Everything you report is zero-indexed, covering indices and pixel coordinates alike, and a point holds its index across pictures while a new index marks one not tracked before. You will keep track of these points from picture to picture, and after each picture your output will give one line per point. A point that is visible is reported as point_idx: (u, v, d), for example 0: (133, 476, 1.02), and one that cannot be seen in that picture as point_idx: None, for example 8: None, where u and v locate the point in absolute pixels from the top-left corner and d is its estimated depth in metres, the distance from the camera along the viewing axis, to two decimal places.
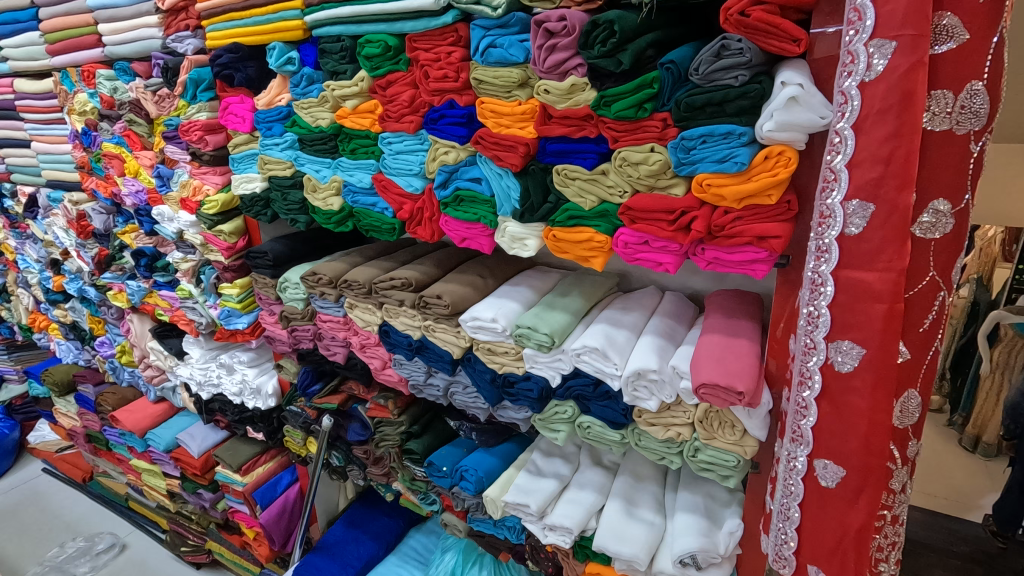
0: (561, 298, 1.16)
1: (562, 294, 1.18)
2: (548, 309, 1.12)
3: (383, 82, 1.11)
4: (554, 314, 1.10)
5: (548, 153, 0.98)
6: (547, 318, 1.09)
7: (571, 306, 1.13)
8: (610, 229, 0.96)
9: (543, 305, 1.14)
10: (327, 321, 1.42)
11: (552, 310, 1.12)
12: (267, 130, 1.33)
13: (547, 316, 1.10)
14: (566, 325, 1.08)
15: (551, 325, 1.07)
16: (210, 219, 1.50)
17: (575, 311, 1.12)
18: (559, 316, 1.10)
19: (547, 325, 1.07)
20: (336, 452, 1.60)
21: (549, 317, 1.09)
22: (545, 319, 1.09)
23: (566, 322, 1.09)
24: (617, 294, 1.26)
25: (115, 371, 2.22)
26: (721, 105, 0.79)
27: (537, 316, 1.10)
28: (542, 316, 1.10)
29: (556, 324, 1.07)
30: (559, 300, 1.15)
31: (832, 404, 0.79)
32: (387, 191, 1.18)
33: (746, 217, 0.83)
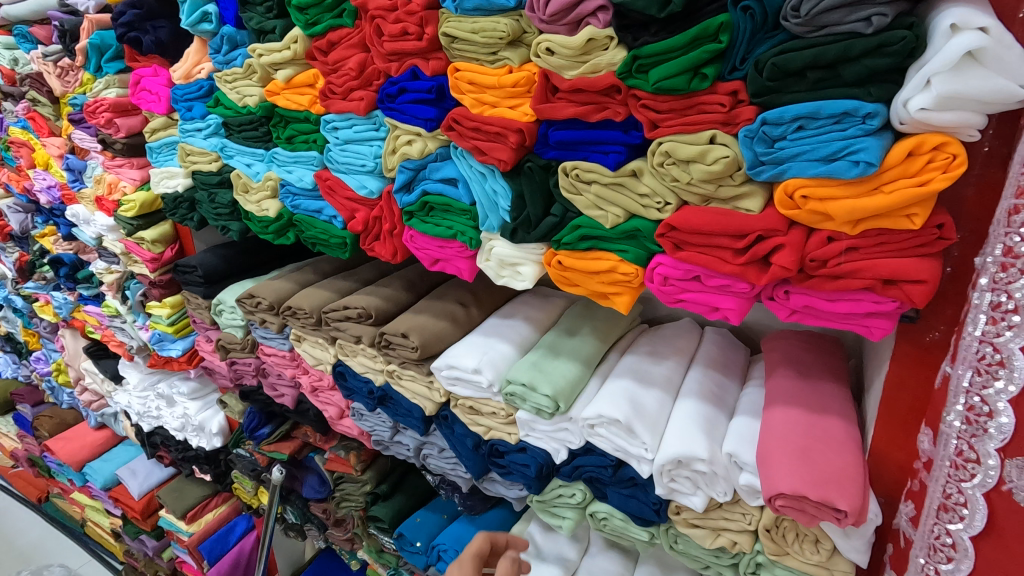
0: (567, 338, 0.86)
1: (568, 331, 0.88)
2: (551, 355, 0.83)
3: (322, 43, 0.80)
4: (558, 363, 0.81)
5: (550, 144, 0.67)
6: (550, 371, 0.79)
7: (582, 352, 0.83)
8: (641, 256, 0.65)
9: (544, 349, 0.84)
10: (271, 356, 1.13)
11: (555, 358, 0.82)
12: (187, 112, 1.02)
13: (549, 368, 0.80)
14: (575, 381, 0.79)
15: (554, 383, 0.77)
16: (129, 224, 1.20)
17: (587, 358, 0.83)
18: (566, 368, 0.80)
19: (549, 383, 0.77)
20: (291, 509, 1.32)
21: (552, 370, 0.79)
22: (546, 372, 0.79)
23: (575, 377, 0.79)
24: (642, 327, 0.95)
25: (54, 391, 1.94)
26: (833, 68, 0.48)
27: (535, 368, 0.80)
28: (542, 368, 0.80)
29: (561, 380, 0.78)
30: (565, 342, 0.85)
31: (1002, 550, 0.49)
32: (334, 193, 0.87)
33: (864, 249, 0.52)
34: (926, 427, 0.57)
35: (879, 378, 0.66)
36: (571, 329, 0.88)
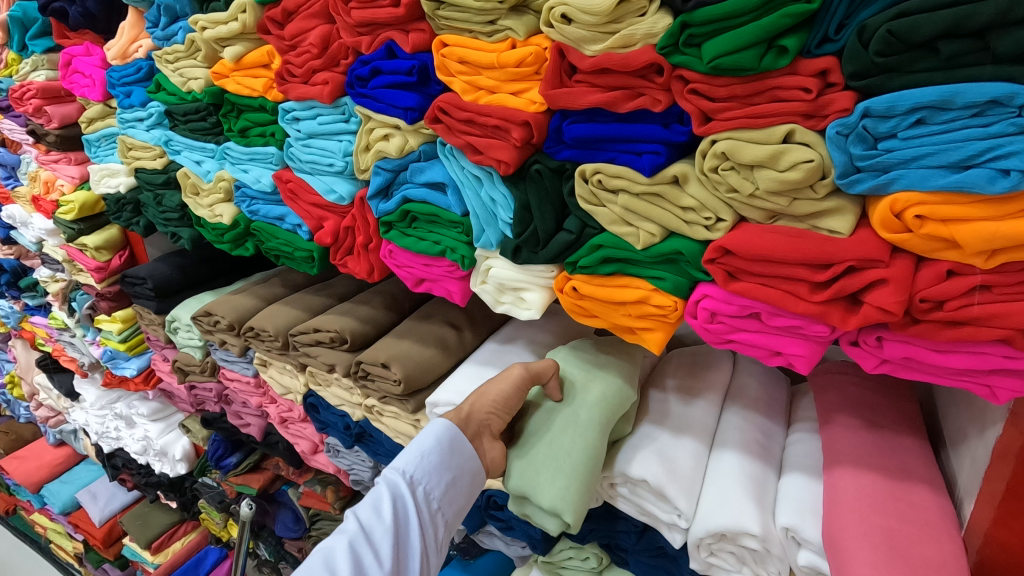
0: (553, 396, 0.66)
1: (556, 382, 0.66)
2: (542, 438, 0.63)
3: (277, 12, 0.64)
4: (558, 453, 0.61)
5: (565, 141, 0.52)
6: (549, 474, 0.61)
7: (574, 418, 0.63)
8: (681, 286, 0.51)
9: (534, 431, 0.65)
10: (234, 382, 0.98)
11: (551, 442, 0.62)
12: (125, 98, 0.86)
13: (547, 467, 0.61)
14: (579, 479, 0.60)
15: (556, 495, 0.59)
16: (69, 228, 1.04)
17: (585, 428, 0.62)
18: (564, 461, 0.60)
19: (552, 493, 0.60)
20: (263, 545, 1.18)
21: (551, 470, 0.61)
22: (548, 476, 0.61)
23: (577, 471, 0.60)
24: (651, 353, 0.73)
25: (10, 404, 1.78)
26: (977, 37, 0.34)
27: (532, 468, 0.62)
28: (540, 468, 0.62)
29: (564, 487, 0.59)
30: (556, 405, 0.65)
31: None
32: (297, 198, 0.72)
33: (998, 288, 0.39)
34: None
35: (978, 437, 0.52)
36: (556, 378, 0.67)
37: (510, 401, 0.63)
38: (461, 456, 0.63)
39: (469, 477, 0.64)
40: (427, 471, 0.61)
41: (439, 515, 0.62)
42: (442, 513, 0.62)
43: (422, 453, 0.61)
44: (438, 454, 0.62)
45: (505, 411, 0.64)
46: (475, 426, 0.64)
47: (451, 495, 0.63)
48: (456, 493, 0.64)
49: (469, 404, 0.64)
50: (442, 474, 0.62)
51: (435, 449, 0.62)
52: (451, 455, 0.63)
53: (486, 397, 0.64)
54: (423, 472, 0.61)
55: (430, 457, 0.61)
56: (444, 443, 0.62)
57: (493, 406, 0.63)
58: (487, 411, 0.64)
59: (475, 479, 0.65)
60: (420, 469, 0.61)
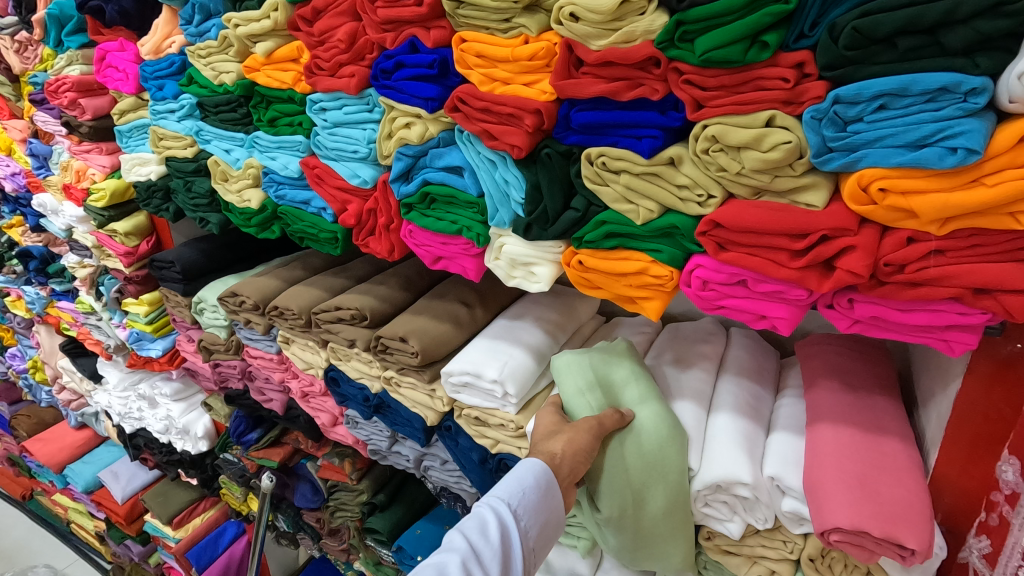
0: (635, 483, 0.63)
1: (634, 469, 0.63)
2: (646, 531, 0.65)
3: (307, 10, 0.70)
4: (672, 541, 0.66)
5: (572, 128, 0.58)
6: (663, 556, 0.67)
7: (675, 505, 0.64)
8: (677, 257, 0.57)
9: (629, 525, 0.65)
10: (258, 359, 1.04)
11: (661, 531, 0.65)
12: (158, 91, 0.92)
13: (662, 553, 0.67)
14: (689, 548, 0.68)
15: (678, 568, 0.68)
16: (100, 215, 1.10)
17: (682, 512, 0.64)
18: (680, 544, 0.67)
19: (666, 562, 0.68)
20: (281, 517, 1.24)
21: (664, 553, 0.67)
22: (668, 560, 0.68)
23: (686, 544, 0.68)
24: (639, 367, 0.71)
25: (32, 389, 1.84)
26: (929, 33, 0.40)
27: (639, 552, 0.68)
28: (651, 553, 0.67)
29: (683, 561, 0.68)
30: (647, 494, 0.63)
31: None
32: (323, 183, 0.78)
33: (951, 251, 0.45)
34: (1009, 455, 0.50)
35: (944, 393, 0.58)
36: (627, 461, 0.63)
37: (594, 448, 0.62)
38: (555, 501, 0.60)
39: (555, 525, 0.61)
40: (527, 509, 0.58)
41: (529, 553, 0.58)
42: (531, 552, 0.59)
43: (525, 489, 0.58)
44: (538, 495, 0.58)
45: (590, 459, 0.62)
46: (568, 480, 0.60)
47: (540, 537, 0.60)
48: (544, 535, 0.60)
49: (556, 454, 0.60)
50: (539, 515, 0.58)
51: (536, 490, 0.58)
52: (549, 500, 0.59)
53: (569, 450, 0.60)
54: (523, 509, 0.57)
55: (531, 496, 0.58)
56: (545, 487, 0.59)
57: (582, 461, 0.60)
58: (582, 466, 0.60)
59: (558, 528, 0.62)
60: (522, 503, 0.57)
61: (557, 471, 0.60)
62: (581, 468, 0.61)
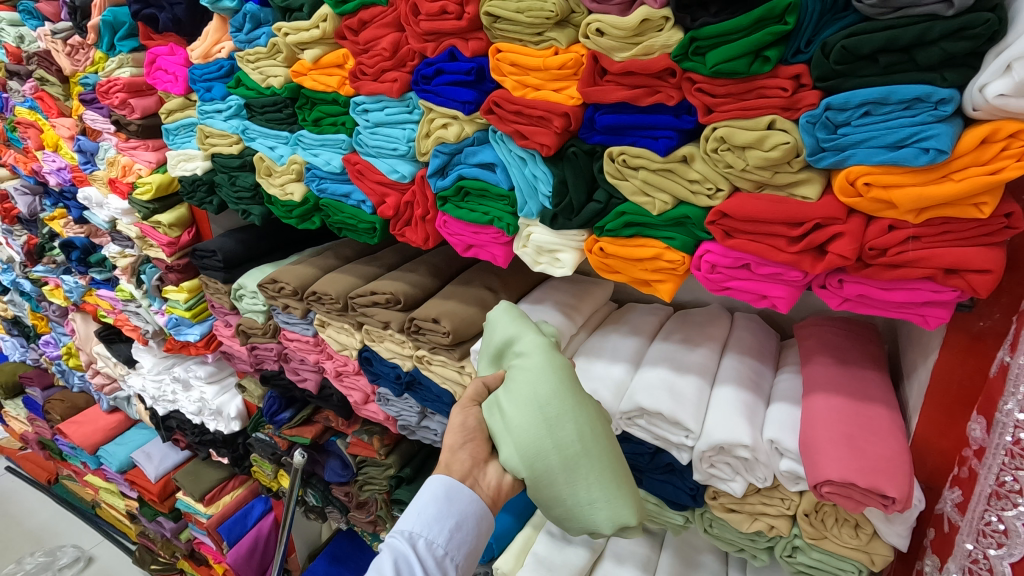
0: (509, 424, 0.62)
1: (506, 412, 0.63)
2: (548, 467, 0.60)
3: (354, 22, 0.77)
4: (579, 471, 0.60)
5: (596, 129, 0.65)
6: (581, 492, 0.60)
7: (555, 424, 0.61)
8: (688, 244, 0.64)
9: (529, 470, 0.61)
10: (294, 341, 1.12)
11: (562, 461, 0.60)
12: (206, 92, 0.99)
13: (576, 491, 0.60)
14: (614, 483, 0.61)
15: (608, 511, 0.60)
16: (144, 207, 1.18)
17: (569, 433, 0.61)
18: (590, 474, 0.60)
19: (603, 500, 0.60)
20: (312, 491, 1.34)
21: (580, 488, 0.60)
22: (592, 500, 0.60)
23: (605, 476, 0.61)
24: (518, 315, 0.73)
25: (64, 374, 1.93)
26: (906, 52, 0.47)
27: (559, 505, 0.61)
28: (571, 494, 0.61)
29: (610, 499, 0.60)
30: (524, 429, 0.61)
31: None
32: (363, 177, 0.86)
33: (926, 237, 0.52)
34: (978, 416, 0.57)
35: (925, 366, 0.65)
36: (497, 410, 0.64)
37: (468, 423, 0.65)
38: (459, 499, 0.61)
39: (476, 518, 0.61)
40: (425, 523, 0.59)
41: (448, 562, 0.59)
42: (451, 559, 0.59)
43: (420, 507, 0.60)
44: (435, 504, 0.60)
45: (471, 437, 0.65)
46: (466, 471, 0.63)
47: (457, 542, 0.60)
48: (463, 538, 0.61)
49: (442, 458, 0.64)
50: (442, 521, 0.60)
51: (431, 500, 0.60)
52: (449, 501, 0.60)
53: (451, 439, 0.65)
54: (423, 525, 0.59)
55: (428, 508, 0.60)
56: (439, 492, 0.61)
57: (460, 438, 0.64)
58: (462, 446, 0.64)
59: (481, 518, 0.62)
60: (419, 523, 0.59)
61: (445, 473, 0.62)
62: (463, 454, 0.63)
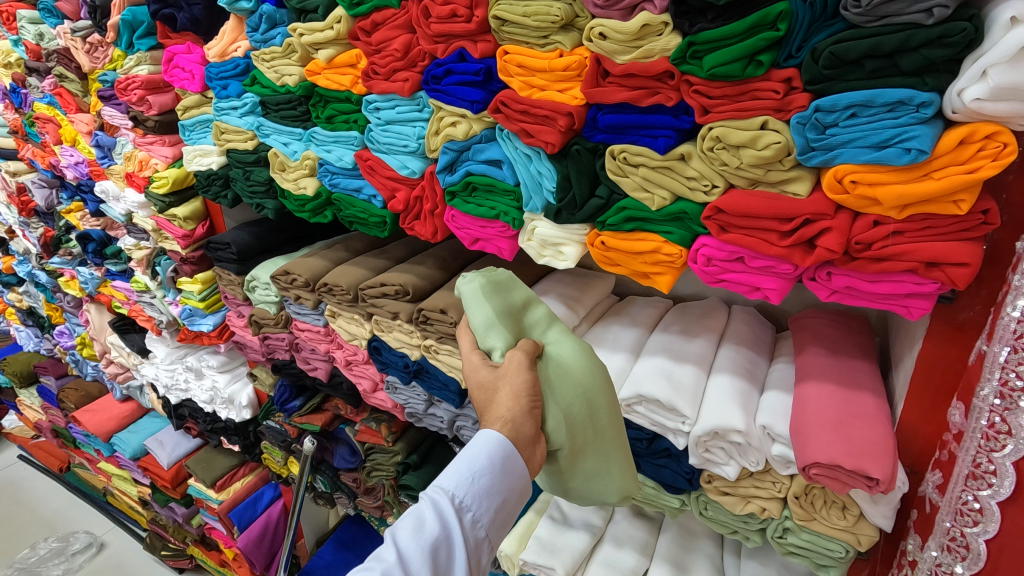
0: (562, 396, 0.65)
1: (559, 384, 0.66)
2: (587, 440, 0.66)
3: (367, 23, 0.81)
4: (608, 446, 0.69)
5: (599, 128, 0.68)
6: (603, 464, 0.69)
7: (599, 402, 0.67)
8: (686, 238, 0.68)
9: (570, 442, 0.65)
10: (306, 331, 1.16)
11: (598, 439, 0.68)
12: (222, 90, 1.03)
13: (599, 460, 0.69)
14: (627, 461, 0.71)
15: (620, 482, 0.70)
16: (160, 201, 1.21)
17: (606, 410, 0.68)
18: (614, 449, 0.69)
19: (617, 470, 0.70)
20: (321, 477, 1.39)
21: (602, 460, 0.69)
22: (611, 471, 0.70)
23: (625, 453, 0.71)
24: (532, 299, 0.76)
25: (78, 363, 1.98)
26: (890, 57, 0.50)
27: (580, 472, 0.68)
28: (594, 466, 0.69)
29: (623, 472, 0.70)
30: (577, 405, 0.65)
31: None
32: (375, 173, 0.89)
33: (908, 232, 0.55)
34: (958, 402, 0.60)
35: (911, 356, 0.69)
36: (547, 381, 0.66)
37: (533, 387, 0.64)
38: (513, 478, 0.59)
39: (520, 499, 0.60)
40: (475, 495, 0.57)
41: (484, 539, 0.58)
42: (488, 538, 0.59)
43: (475, 475, 0.57)
44: (489, 477, 0.57)
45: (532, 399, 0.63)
46: (526, 439, 0.61)
47: (497, 520, 0.59)
48: (502, 517, 0.60)
49: (507, 413, 0.61)
50: (491, 498, 0.58)
51: (487, 472, 0.57)
52: (504, 477, 0.58)
53: (515, 396, 0.62)
54: (473, 496, 0.57)
55: (481, 479, 0.57)
56: (498, 464, 0.58)
57: (530, 400, 0.62)
58: (528, 409, 0.62)
59: (524, 497, 0.61)
60: (470, 493, 0.57)
61: (510, 437, 0.59)
62: (527, 419, 0.62)
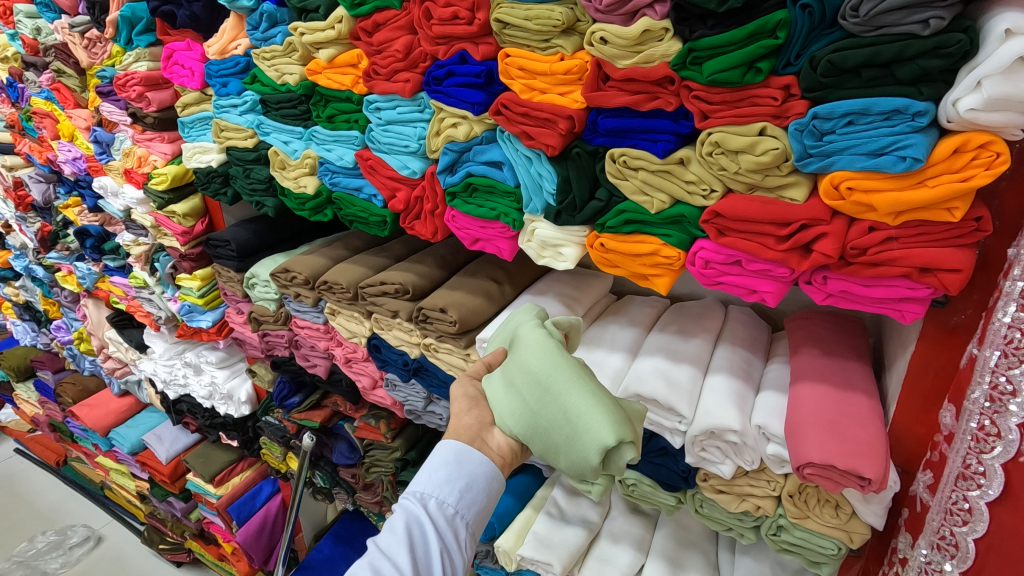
0: (497, 391, 0.69)
1: (495, 381, 0.70)
2: (527, 419, 0.65)
3: (368, 24, 0.81)
4: (551, 405, 0.63)
5: (599, 131, 0.69)
6: (564, 425, 0.62)
7: (524, 375, 0.66)
8: (684, 241, 0.68)
9: (520, 426, 0.66)
10: (305, 329, 1.17)
11: (538, 405, 0.64)
12: (222, 87, 1.03)
13: (560, 427, 0.62)
14: (591, 406, 0.61)
15: (586, 435, 0.60)
16: (160, 197, 1.21)
17: (536, 377, 0.65)
18: (564, 403, 0.62)
19: (581, 423, 0.61)
20: (320, 473, 1.40)
21: (562, 423, 0.62)
22: (576, 427, 0.61)
23: (588, 401, 0.61)
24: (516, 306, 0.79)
25: (75, 358, 1.99)
26: (887, 67, 0.51)
27: (556, 449, 0.63)
28: (558, 432, 0.63)
29: (586, 423, 0.60)
30: (509, 388, 0.68)
31: (1014, 512, 0.51)
32: (375, 172, 0.90)
33: (902, 238, 0.56)
34: (950, 404, 0.61)
35: (904, 357, 0.70)
36: (490, 383, 0.71)
37: (468, 391, 0.70)
38: (469, 461, 0.65)
39: (485, 479, 0.65)
40: (437, 485, 0.63)
41: (459, 519, 0.64)
42: (461, 517, 0.64)
43: (431, 469, 0.64)
44: (446, 467, 0.64)
45: (475, 402, 0.70)
46: (472, 434, 0.67)
47: (467, 501, 0.64)
48: (473, 497, 0.65)
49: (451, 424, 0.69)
50: (453, 483, 0.64)
51: (442, 464, 0.64)
52: (459, 465, 0.64)
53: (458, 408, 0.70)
54: (434, 486, 0.63)
55: (438, 471, 0.64)
56: (450, 455, 0.64)
57: (465, 405, 0.69)
58: (468, 411, 0.68)
59: (491, 479, 0.66)
60: (430, 485, 0.63)
61: (456, 438, 0.66)
62: (467, 417, 0.68)
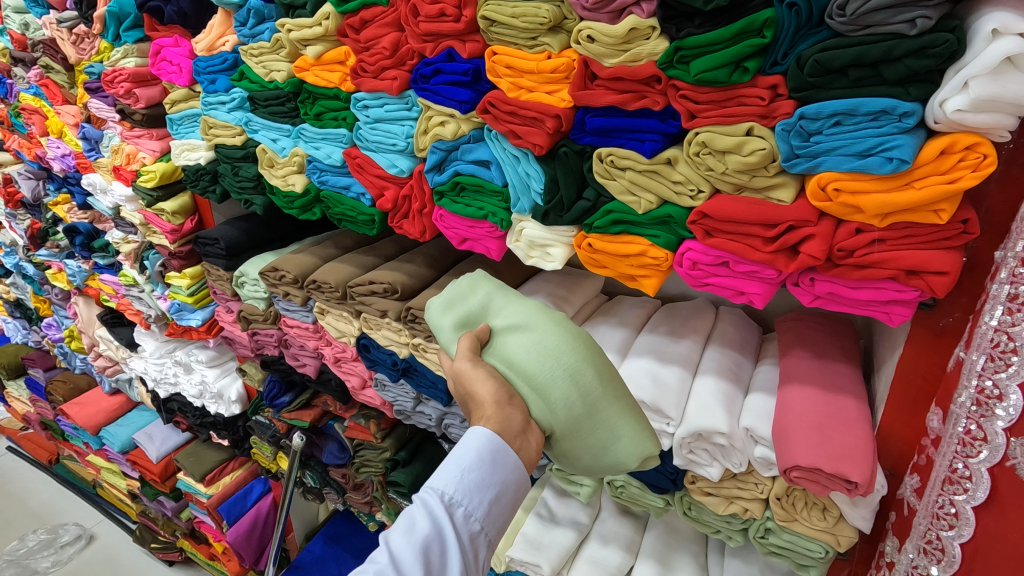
0: (528, 381, 0.64)
1: (525, 369, 0.64)
2: (574, 418, 0.64)
3: (355, 20, 0.80)
4: (599, 412, 0.65)
5: (587, 130, 0.68)
6: (607, 432, 0.65)
7: (577, 373, 0.64)
8: (671, 242, 0.68)
9: (557, 424, 0.64)
10: (294, 328, 1.16)
11: (586, 407, 0.64)
12: (210, 84, 1.02)
13: (602, 433, 0.65)
14: (638, 420, 0.66)
15: (634, 448, 0.65)
16: (148, 195, 1.20)
17: (589, 380, 0.64)
18: (611, 412, 0.65)
19: (626, 434, 0.65)
20: (310, 473, 1.39)
21: (605, 430, 0.65)
22: (618, 437, 0.65)
23: (633, 414, 0.66)
24: (497, 281, 0.75)
25: (66, 356, 1.97)
26: (874, 67, 0.50)
27: (585, 451, 0.66)
28: (599, 438, 0.65)
29: (635, 435, 0.65)
30: (549, 381, 0.63)
31: (1001, 517, 0.51)
32: (363, 171, 0.89)
33: (889, 241, 0.55)
34: (936, 407, 0.61)
35: (892, 360, 0.69)
36: (512, 367, 0.65)
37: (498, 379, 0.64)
38: (503, 471, 0.60)
39: (513, 489, 0.62)
40: (466, 491, 0.59)
41: (481, 533, 0.60)
42: (483, 533, 0.60)
43: (464, 471, 0.59)
44: (480, 472, 0.59)
45: (511, 394, 0.64)
46: (515, 431, 0.62)
47: (493, 513, 0.61)
48: (498, 510, 0.61)
49: (486, 413, 0.62)
50: (483, 492, 0.59)
51: (476, 466, 0.59)
52: (494, 470, 0.60)
53: (491, 400, 0.62)
54: (463, 492, 0.59)
55: (471, 475, 0.59)
56: (486, 458, 0.59)
57: (500, 398, 0.63)
58: (509, 403, 0.63)
59: (519, 488, 0.62)
60: (460, 490, 0.58)
61: (496, 430, 0.60)
62: (511, 412, 0.62)
